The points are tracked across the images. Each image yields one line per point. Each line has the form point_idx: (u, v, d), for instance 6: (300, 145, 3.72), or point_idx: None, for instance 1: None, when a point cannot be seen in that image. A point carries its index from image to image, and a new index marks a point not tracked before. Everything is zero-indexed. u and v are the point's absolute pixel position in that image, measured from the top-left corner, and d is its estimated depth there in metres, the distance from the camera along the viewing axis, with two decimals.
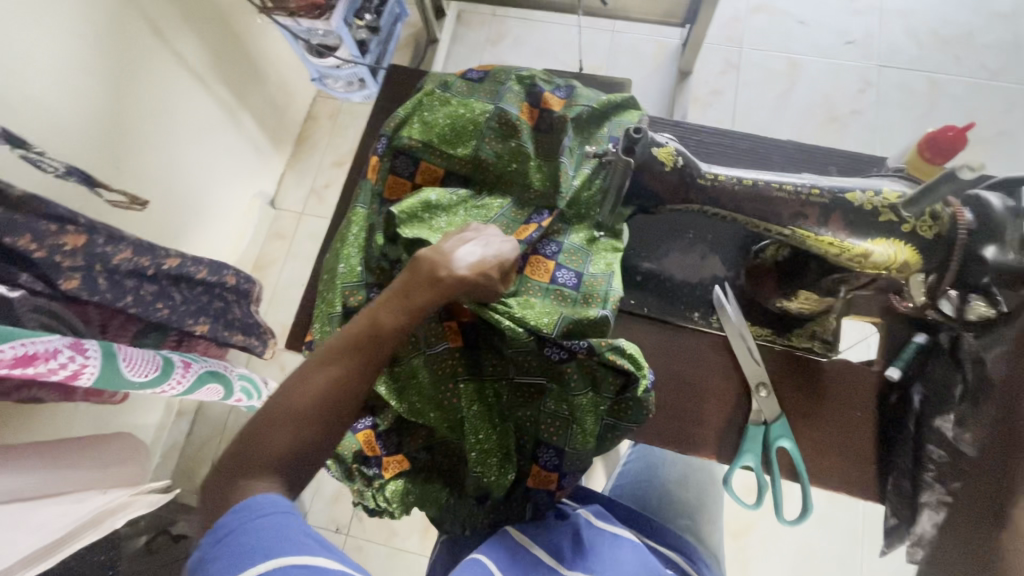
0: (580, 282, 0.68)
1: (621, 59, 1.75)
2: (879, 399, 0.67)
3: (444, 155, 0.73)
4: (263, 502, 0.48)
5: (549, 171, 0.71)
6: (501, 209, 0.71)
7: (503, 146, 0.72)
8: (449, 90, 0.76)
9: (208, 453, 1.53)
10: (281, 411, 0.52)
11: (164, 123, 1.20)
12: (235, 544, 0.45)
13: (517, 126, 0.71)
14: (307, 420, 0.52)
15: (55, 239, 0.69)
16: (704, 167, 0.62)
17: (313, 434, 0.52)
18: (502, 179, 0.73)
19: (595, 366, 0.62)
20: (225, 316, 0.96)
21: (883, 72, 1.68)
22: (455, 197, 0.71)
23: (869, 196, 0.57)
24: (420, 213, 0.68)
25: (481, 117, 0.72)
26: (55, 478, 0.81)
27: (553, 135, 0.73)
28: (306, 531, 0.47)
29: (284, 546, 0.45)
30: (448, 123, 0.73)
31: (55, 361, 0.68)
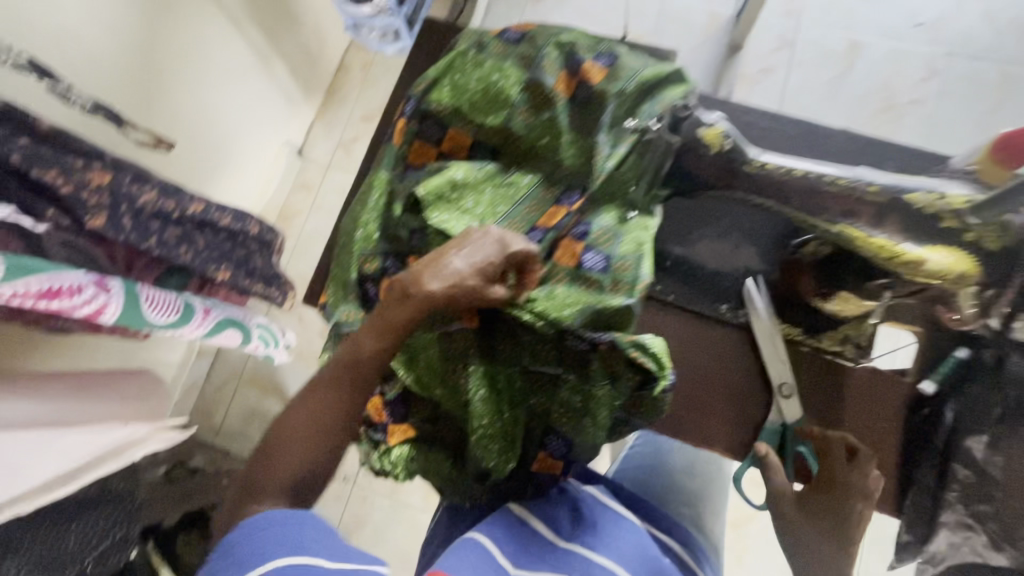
0: (608, 266, 0.62)
1: (669, 27, 1.65)
2: (908, 409, 0.65)
3: (474, 124, 0.69)
4: (271, 517, 0.51)
5: (582, 148, 0.67)
6: (529, 187, 0.67)
7: (535, 120, 0.67)
8: (483, 51, 0.71)
9: (226, 394, 1.59)
10: (279, 435, 0.55)
11: (196, 65, 1.18)
12: (247, 549, 0.49)
13: (550, 98, 0.67)
14: (301, 441, 0.55)
15: (83, 175, 0.68)
16: (752, 154, 0.61)
17: (311, 454, 0.55)
18: (531, 155, 0.69)
19: (615, 359, 0.59)
20: (246, 265, 0.94)
21: (951, 60, 1.56)
22: (481, 174, 0.67)
23: (933, 198, 0.52)
24: (447, 192, 0.65)
25: (514, 89, 0.68)
26: (79, 409, 0.84)
27: (588, 109, 0.68)
28: (310, 530, 0.51)
29: (285, 549, 0.49)
30: (479, 88, 0.68)
31: (79, 297, 0.71)
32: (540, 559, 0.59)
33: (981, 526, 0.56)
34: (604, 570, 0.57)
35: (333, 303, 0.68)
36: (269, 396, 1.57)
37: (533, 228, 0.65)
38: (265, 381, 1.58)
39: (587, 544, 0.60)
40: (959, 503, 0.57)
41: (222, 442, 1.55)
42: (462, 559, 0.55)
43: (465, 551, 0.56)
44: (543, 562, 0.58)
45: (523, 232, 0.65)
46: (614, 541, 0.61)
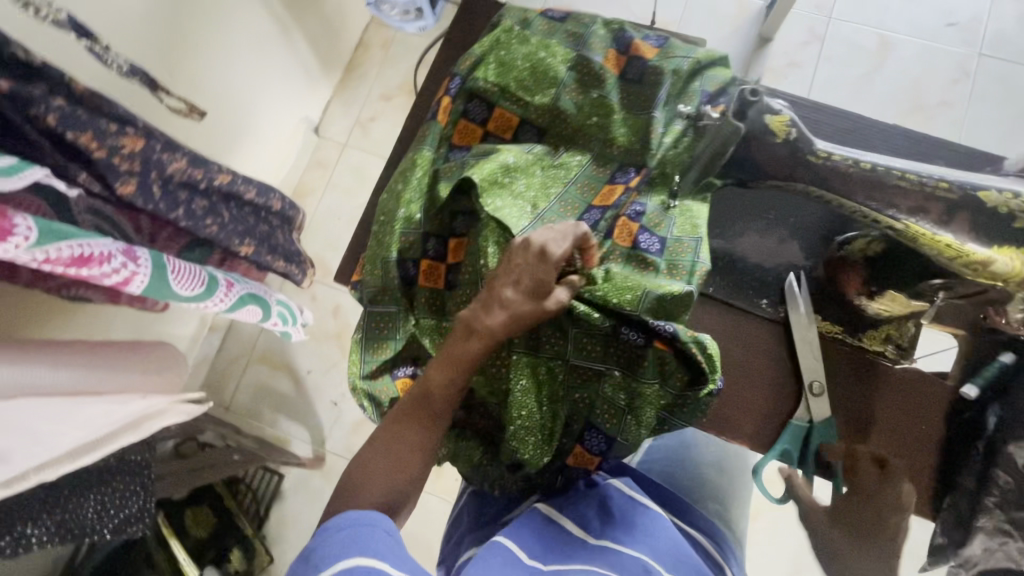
0: (663, 248, 0.62)
1: (697, 16, 1.62)
2: (948, 414, 0.64)
3: (522, 102, 0.68)
4: (343, 518, 0.52)
5: (636, 124, 0.66)
6: (579, 167, 0.66)
7: (584, 97, 0.67)
8: (528, 28, 0.70)
9: (235, 370, 1.58)
10: (360, 478, 0.56)
11: (218, 35, 1.16)
12: (322, 548, 0.50)
13: (600, 73, 0.67)
14: (388, 478, 0.56)
15: (115, 140, 0.66)
16: (816, 145, 0.58)
17: (400, 485, 0.56)
18: (580, 134, 0.67)
19: (668, 358, 0.60)
20: (269, 241, 0.95)
21: (983, 63, 1.53)
22: (531, 157, 0.66)
23: (1006, 197, 0.51)
24: (498, 176, 0.63)
25: (561, 66, 0.67)
26: (102, 378, 0.83)
27: (642, 85, 0.67)
28: (381, 536, 0.51)
29: (355, 551, 0.49)
30: (527, 66, 0.67)
31: (109, 266, 0.68)
32: (571, 555, 0.58)
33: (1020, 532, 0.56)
34: (639, 562, 0.56)
35: (370, 282, 0.68)
36: (279, 373, 1.57)
37: (589, 208, 0.65)
38: (275, 359, 1.58)
39: (618, 540, 0.59)
40: (998, 509, 0.57)
41: (231, 418, 1.55)
42: (488, 565, 0.54)
43: (490, 553, 0.56)
44: (574, 557, 0.57)
45: (580, 213, 0.65)
46: (644, 536, 0.60)
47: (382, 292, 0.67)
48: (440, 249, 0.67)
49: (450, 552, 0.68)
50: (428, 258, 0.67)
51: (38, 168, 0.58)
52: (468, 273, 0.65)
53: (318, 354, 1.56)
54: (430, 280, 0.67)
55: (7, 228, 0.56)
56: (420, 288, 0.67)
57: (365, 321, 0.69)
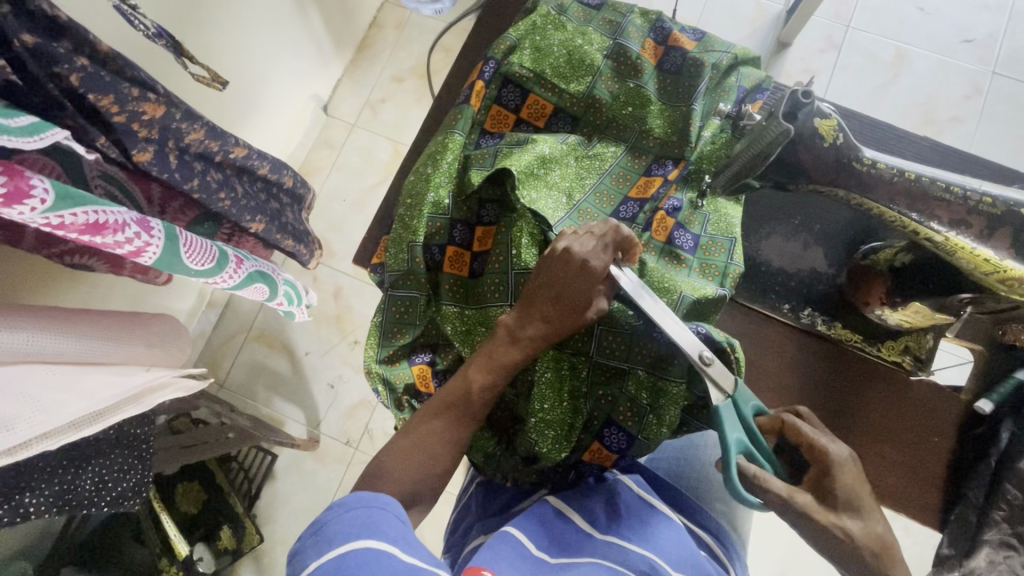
0: (696, 246, 0.63)
1: (716, 16, 1.61)
2: (961, 427, 0.65)
3: (556, 90, 0.68)
4: (352, 499, 0.51)
5: (672, 117, 0.67)
6: (614, 158, 0.67)
7: (620, 87, 0.68)
8: (565, 12, 0.71)
9: (232, 347, 1.56)
10: (389, 464, 0.56)
11: (233, 4, 1.13)
12: (330, 532, 0.48)
13: (637, 65, 0.68)
14: (418, 468, 0.56)
15: (135, 106, 0.64)
16: (864, 151, 0.54)
17: (426, 476, 0.56)
18: (613, 124, 0.69)
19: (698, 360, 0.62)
20: (279, 218, 0.94)
21: (995, 81, 1.54)
22: (564, 147, 0.66)
23: None
24: (534, 168, 0.64)
25: (598, 54, 0.68)
26: (106, 348, 0.81)
27: (680, 76, 0.69)
28: (392, 522, 0.50)
29: (365, 532, 0.48)
30: (564, 54, 0.68)
31: (122, 235, 0.65)
32: (578, 548, 0.58)
33: None
34: (644, 559, 0.57)
35: (392, 266, 0.67)
36: (277, 353, 1.55)
37: (625, 201, 0.65)
38: (273, 338, 1.56)
39: (626, 538, 0.59)
40: (1004, 523, 0.58)
41: (226, 396, 1.53)
42: (499, 554, 0.53)
43: (505, 540, 0.55)
44: (581, 551, 0.57)
45: (615, 204, 0.65)
46: (652, 536, 0.60)
47: (404, 276, 0.66)
48: (467, 235, 0.67)
49: (456, 542, 0.66)
50: (454, 244, 0.67)
51: (60, 129, 0.56)
52: (498, 262, 0.64)
53: (318, 336, 1.55)
54: (455, 266, 0.66)
55: (24, 189, 0.55)
56: (444, 274, 0.66)
57: (385, 305, 0.68)
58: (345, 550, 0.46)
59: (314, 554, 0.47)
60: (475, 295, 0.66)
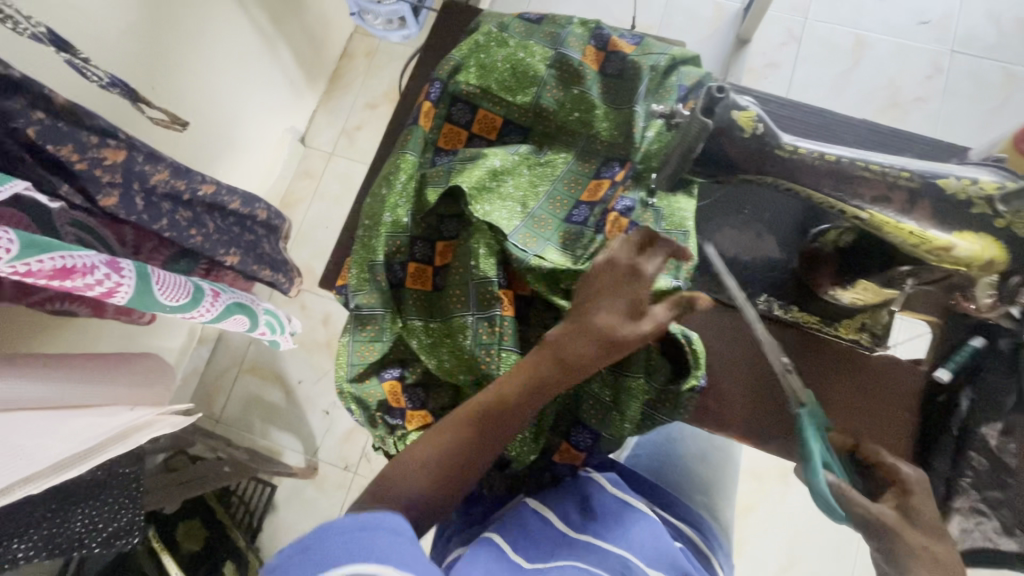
0: None
1: (676, 19, 1.65)
2: (925, 399, 0.65)
3: (503, 103, 0.71)
4: (352, 519, 0.45)
5: (616, 119, 0.69)
6: (564, 164, 0.69)
7: (564, 95, 0.70)
8: (506, 30, 0.73)
9: (225, 382, 1.57)
10: (412, 473, 0.52)
11: (200, 48, 1.17)
12: (318, 551, 0.42)
13: (580, 73, 0.70)
14: (439, 484, 0.52)
15: (95, 153, 0.67)
16: (785, 138, 0.55)
17: (443, 492, 0.52)
18: (563, 130, 0.71)
19: (653, 355, 0.66)
20: (254, 250, 0.96)
21: (955, 59, 1.57)
22: (515, 157, 0.68)
23: (964, 183, 0.49)
24: (487, 182, 0.66)
25: (541, 65, 0.70)
26: (87, 390, 0.82)
27: (622, 80, 0.71)
28: (387, 537, 0.44)
29: (357, 557, 0.42)
30: (508, 68, 0.70)
31: (92, 277, 0.67)
32: (555, 551, 0.58)
33: (993, 510, 0.60)
34: (619, 560, 0.57)
35: (355, 286, 0.68)
36: (270, 384, 1.57)
37: (577, 205, 0.67)
38: (265, 369, 1.57)
39: (600, 535, 0.59)
40: (973, 489, 0.60)
41: (221, 431, 1.54)
42: (474, 564, 0.54)
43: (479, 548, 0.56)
44: (558, 553, 0.57)
45: (568, 209, 0.67)
46: (628, 534, 0.60)
47: (368, 295, 0.67)
48: (428, 251, 0.69)
49: (438, 554, 0.67)
50: (415, 261, 0.68)
51: (20, 181, 0.59)
52: (458, 274, 0.66)
53: (309, 363, 1.56)
54: (417, 281, 0.68)
55: None
56: (408, 290, 0.68)
57: (353, 326, 0.68)
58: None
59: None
60: (439, 309, 0.68)
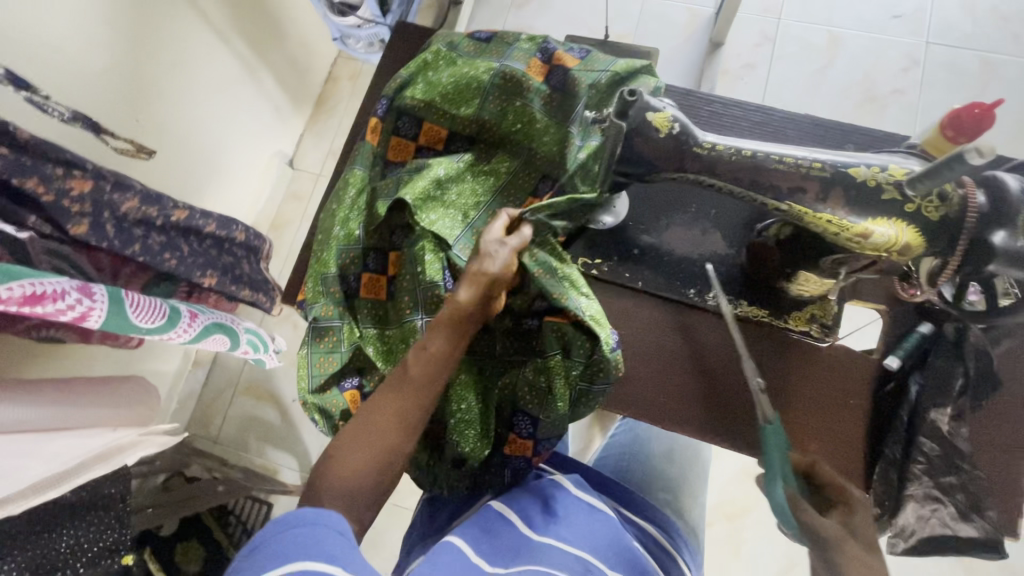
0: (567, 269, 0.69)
1: (651, 27, 1.67)
2: (875, 387, 0.66)
3: (447, 116, 0.73)
4: (288, 518, 0.49)
5: (558, 133, 0.71)
6: (508, 171, 0.71)
7: (506, 105, 0.72)
8: (455, 50, 0.76)
9: (222, 403, 1.60)
10: (352, 440, 0.55)
11: (184, 81, 1.21)
12: (263, 552, 0.47)
13: (523, 83, 0.71)
14: (380, 443, 0.55)
15: (62, 184, 0.71)
16: (701, 136, 0.58)
17: (387, 451, 0.55)
18: (506, 142, 0.73)
19: (566, 329, 0.64)
20: (233, 271, 0.97)
21: (930, 50, 1.57)
22: (460, 166, 0.70)
23: (873, 171, 0.52)
24: (431, 191, 0.68)
25: (485, 76, 0.72)
26: (69, 413, 0.84)
27: (565, 93, 0.72)
28: (330, 536, 0.49)
29: (302, 552, 0.47)
30: (451, 81, 0.73)
31: (63, 302, 0.69)
32: (517, 555, 0.58)
33: (948, 496, 0.60)
34: (579, 560, 0.59)
35: (311, 300, 0.71)
36: (264, 403, 1.59)
37: None
38: (260, 389, 1.60)
39: (563, 538, 0.61)
40: (925, 476, 0.60)
41: (219, 452, 1.56)
42: (436, 565, 0.54)
43: (443, 553, 0.55)
44: (520, 557, 0.58)
45: None
46: (588, 535, 0.62)
47: (322, 307, 0.70)
48: (380, 262, 0.71)
49: (403, 561, 0.68)
50: (369, 272, 0.71)
51: None
52: (407, 282, 0.68)
53: None
54: (371, 292, 0.71)
55: None
56: (361, 300, 0.71)
57: (314, 338, 0.71)
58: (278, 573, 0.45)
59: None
60: (394, 316, 0.70)
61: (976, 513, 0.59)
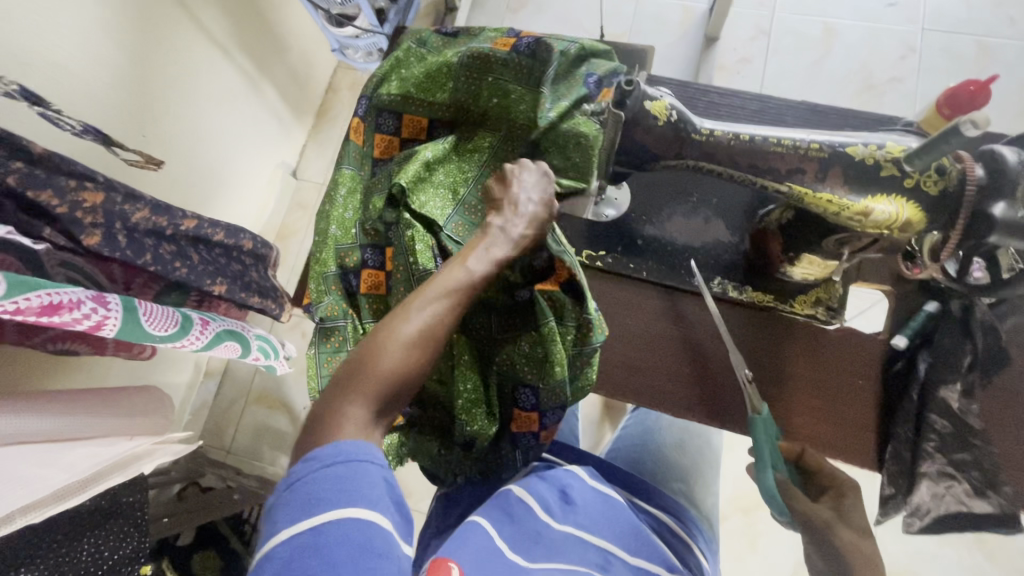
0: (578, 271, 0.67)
1: (646, 25, 1.69)
2: (883, 368, 0.66)
3: (424, 103, 0.75)
4: (329, 453, 0.45)
5: (531, 99, 0.71)
6: (490, 146, 0.73)
7: (480, 83, 0.73)
8: (424, 45, 0.78)
9: (234, 413, 1.61)
10: (392, 342, 0.51)
11: (188, 93, 1.23)
12: (300, 492, 0.43)
13: (491, 57, 0.72)
14: (418, 352, 0.51)
15: (75, 196, 0.72)
16: (698, 123, 0.59)
17: (422, 364, 0.52)
18: (487, 117, 0.74)
19: (558, 296, 0.65)
20: (242, 278, 0.98)
21: (927, 37, 1.57)
22: (445, 147, 0.72)
23: (870, 149, 0.53)
24: (421, 173, 0.70)
25: (453, 58, 0.73)
26: (84, 424, 0.84)
27: (534, 58, 0.72)
28: (372, 476, 0.45)
29: (343, 497, 0.43)
30: (422, 72, 0.74)
31: (79, 312, 0.70)
32: (538, 541, 0.58)
33: (962, 473, 0.59)
34: (599, 552, 0.60)
35: (315, 300, 0.72)
36: (276, 411, 1.60)
37: None
38: (271, 397, 1.61)
39: (581, 526, 0.62)
40: (938, 454, 0.60)
41: (233, 461, 1.57)
42: (465, 545, 0.53)
43: (467, 533, 0.55)
44: (542, 544, 0.58)
45: None
46: (608, 524, 0.63)
47: (327, 306, 0.71)
48: (378, 256, 0.72)
49: (419, 556, 0.69)
50: (368, 267, 0.72)
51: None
52: (401, 273, 0.68)
53: None
54: (371, 286, 0.72)
55: None
56: (363, 295, 0.72)
57: (320, 339, 0.71)
58: (320, 522, 0.42)
59: (284, 519, 0.43)
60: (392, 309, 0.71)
61: (992, 489, 0.59)
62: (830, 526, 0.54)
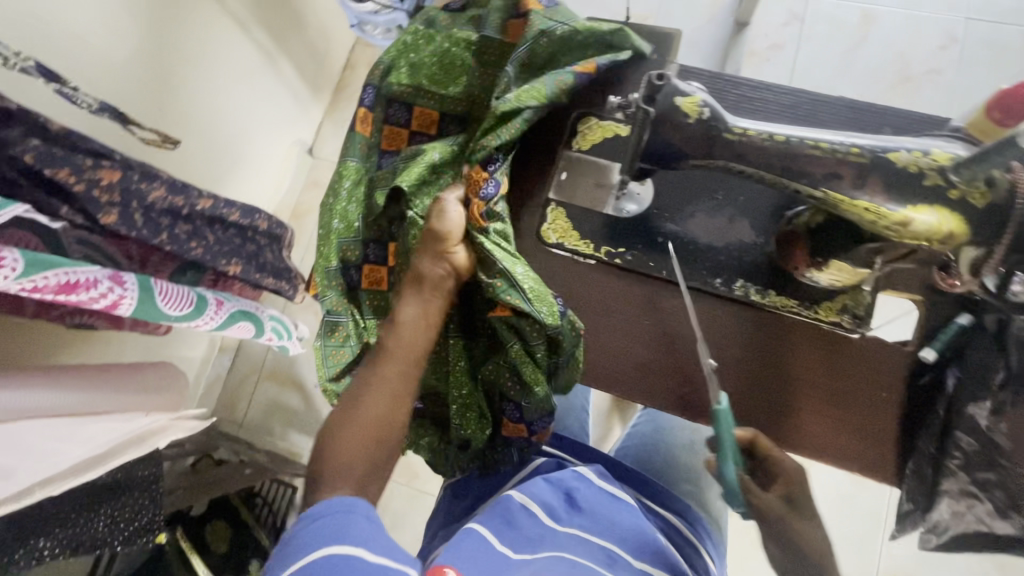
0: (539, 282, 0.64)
1: (674, 6, 1.62)
2: (908, 380, 0.64)
3: (436, 96, 0.74)
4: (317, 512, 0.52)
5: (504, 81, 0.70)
6: None
7: (490, 78, 0.73)
8: (433, 25, 0.75)
9: (247, 389, 1.63)
10: (355, 406, 0.59)
11: (205, 68, 1.21)
12: None
13: (502, 49, 0.72)
14: (383, 404, 0.59)
15: (92, 174, 0.72)
16: (732, 121, 0.57)
17: (391, 411, 0.59)
18: None
19: (513, 320, 0.64)
20: (257, 259, 0.98)
21: (970, 27, 1.50)
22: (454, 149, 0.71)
23: (915, 156, 0.50)
24: (426, 176, 0.69)
25: (466, 54, 0.73)
26: (102, 398, 0.84)
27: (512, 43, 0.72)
28: None
29: None
30: (435, 60, 0.73)
31: (96, 291, 0.71)
32: (539, 543, 0.59)
33: (984, 493, 0.58)
34: (602, 550, 0.59)
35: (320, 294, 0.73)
36: (288, 388, 1.62)
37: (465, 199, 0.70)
38: (283, 374, 1.63)
39: (585, 528, 0.62)
40: (961, 472, 0.59)
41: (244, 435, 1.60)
42: (460, 552, 0.54)
43: (463, 541, 0.55)
44: (545, 544, 0.59)
45: None
46: (612, 526, 0.63)
47: (331, 300, 0.72)
48: (381, 253, 0.73)
49: (425, 546, 0.71)
50: (370, 262, 0.73)
51: (20, 205, 0.65)
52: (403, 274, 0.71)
53: None
54: (372, 282, 0.73)
55: None
56: (363, 291, 0.73)
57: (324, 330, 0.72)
58: None
59: None
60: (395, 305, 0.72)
61: (1016, 510, 0.57)
62: (812, 532, 0.58)
